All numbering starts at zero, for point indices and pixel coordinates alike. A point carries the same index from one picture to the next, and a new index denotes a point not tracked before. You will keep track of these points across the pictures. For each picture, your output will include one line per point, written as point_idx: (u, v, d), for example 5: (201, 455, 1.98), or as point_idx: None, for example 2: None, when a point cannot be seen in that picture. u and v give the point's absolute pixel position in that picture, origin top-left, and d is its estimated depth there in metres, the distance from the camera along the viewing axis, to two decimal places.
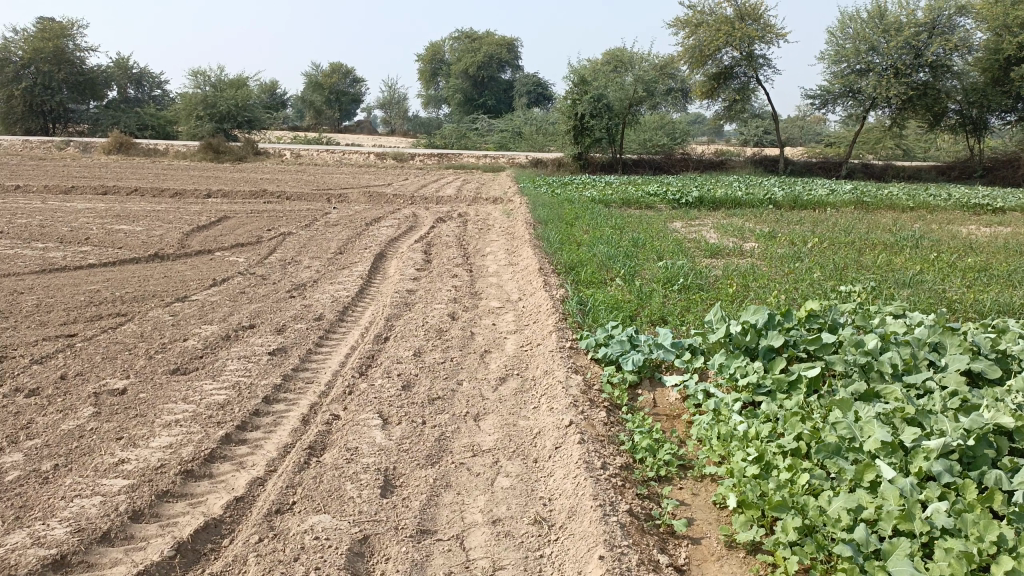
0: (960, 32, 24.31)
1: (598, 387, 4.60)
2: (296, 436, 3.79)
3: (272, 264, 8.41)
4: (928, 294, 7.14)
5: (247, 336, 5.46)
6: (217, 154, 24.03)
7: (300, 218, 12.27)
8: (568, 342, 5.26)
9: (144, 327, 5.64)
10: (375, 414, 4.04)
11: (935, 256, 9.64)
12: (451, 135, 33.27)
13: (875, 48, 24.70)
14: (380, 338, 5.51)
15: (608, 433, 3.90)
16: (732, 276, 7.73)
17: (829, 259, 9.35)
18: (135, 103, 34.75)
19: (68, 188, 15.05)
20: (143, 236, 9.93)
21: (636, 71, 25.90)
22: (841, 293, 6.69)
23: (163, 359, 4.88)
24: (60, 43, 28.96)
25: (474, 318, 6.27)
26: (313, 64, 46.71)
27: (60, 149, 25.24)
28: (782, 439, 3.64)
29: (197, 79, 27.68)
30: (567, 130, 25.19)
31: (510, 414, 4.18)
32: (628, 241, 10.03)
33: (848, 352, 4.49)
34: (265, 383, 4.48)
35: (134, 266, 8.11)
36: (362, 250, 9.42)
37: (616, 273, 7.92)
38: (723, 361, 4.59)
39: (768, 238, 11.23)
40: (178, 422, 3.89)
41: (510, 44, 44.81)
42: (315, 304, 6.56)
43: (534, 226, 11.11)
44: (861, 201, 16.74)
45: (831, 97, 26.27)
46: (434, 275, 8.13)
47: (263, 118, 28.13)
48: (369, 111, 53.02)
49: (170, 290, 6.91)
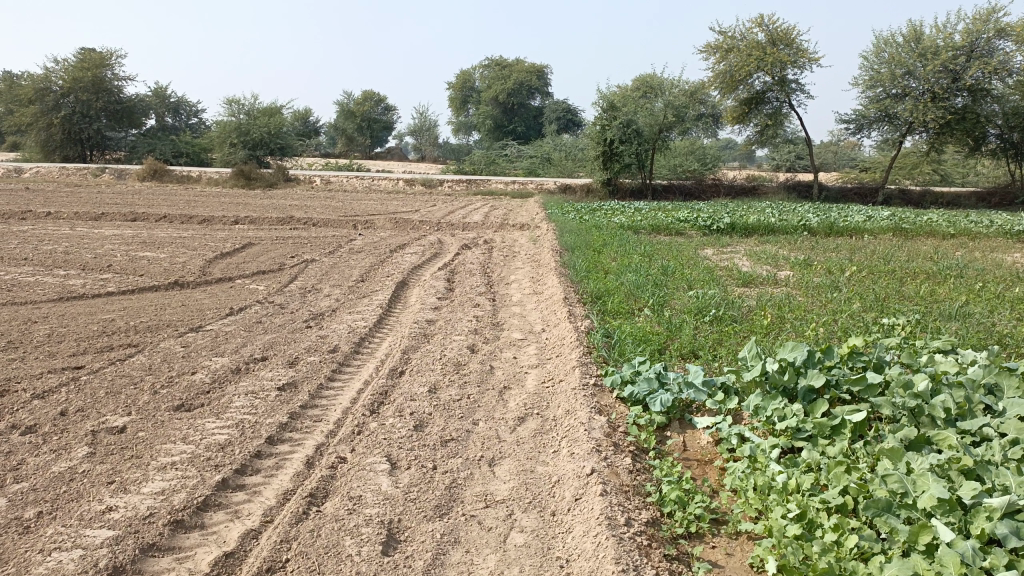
0: (999, 54, 23.71)
1: (623, 429, 4.29)
2: (297, 482, 3.54)
3: (292, 292, 8.25)
4: (977, 328, 6.73)
5: (257, 369, 5.25)
6: (248, 181, 24.22)
7: (324, 244, 12.16)
8: (593, 379, 4.97)
9: (154, 358, 5.46)
10: (383, 458, 3.78)
11: (980, 285, 9.19)
12: (480, 161, 33.31)
13: (911, 72, 24.18)
14: (395, 373, 5.25)
15: (633, 483, 3.58)
16: (766, 307, 7.39)
17: (868, 289, 8.96)
18: (172, 131, 35.36)
19: (98, 215, 15.14)
20: (165, 263, 9.86)
21: (666, 96, 25.71)
22: (883, 327, 6.34)
23: (167, 394, 4.68)
24: (98, 72, 29.57)
25: (494, 350, 6.00)
26: (346, 93, 47.35)
27: (95, 176, 25.64)
28: (826, 494, 3.31)
29: (232, 106, 28.08)
30: (596, 156, 24.99)
31: (527, 459, 3.89)
32: (657, 269, 9.73)
33: (896, 395, 4.15)
34: (270, 422, 4.24)
35: (153, 294, 7.99)
36: (384, 278, 9.24)
37: (645, 303, 7.62)
38: (759, 403, 4.26)
39: (804, 267, 10.83)
40: (174, 465, 3.66)
41: (540, 71, 45.02)
42: (331, 334, 6.34)
43: (560, 254, 10.85)
44: (899, 227, 16.24)
45: (866, 122, 25.79)
46: (456, 304, 7.90)
47: (295, 145, 28.37)
48: (400, 139, 53.47)
49: (186, 319, 6.76)
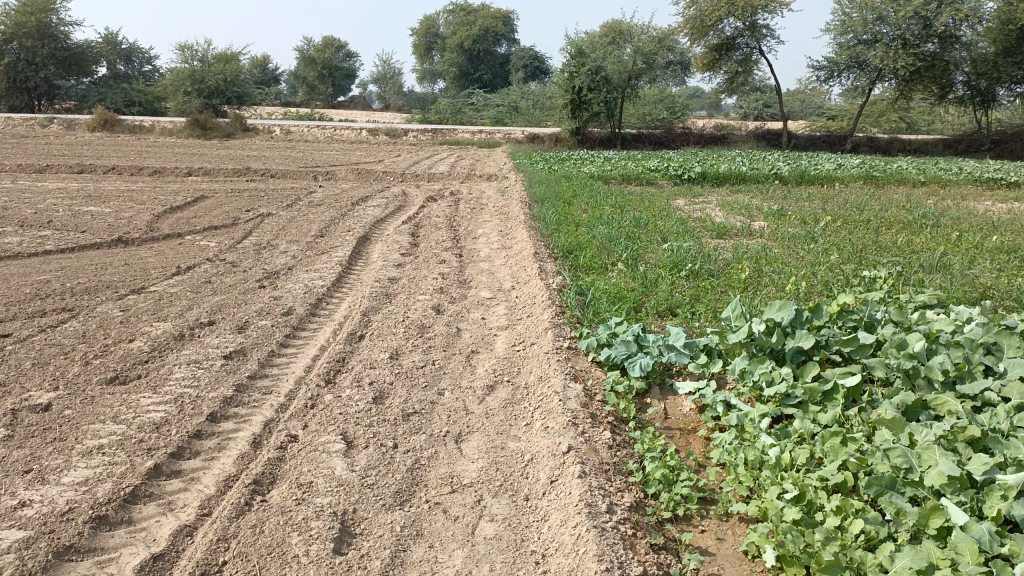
0: (971, 1, 23.46)
1: (600, 398, 3.97)
2: (240, 466, 3.18)
3: (246, 249, 7.76)
4: (961, 280, 6.50)
5: (202, 335, 4.82)
6: (204, 131, 23.24)
7: (282, 197, 11.59)
8: (566, 342, 4.63)
9: (89, 324, 5.00)
10: (338, 437, 3.41)
11: (957, 234, 9.01)
12: (446, 110, 32.42)
13: (883, 18, 23.83)
14: (354, 337, 4.86)
15: (614, 460, 3.27)
16: (743, 260, 7.09)
17: (845, 239, 8.72)
18: (125, 79, 33.89)
19: (42, 167, 14.30)
20: (110, 219, 9.25)
21: (635, 42, 25.10)
22: (866, 280, 6.08)
23: (100, 365, 4.25)
24: (42, 16, 27.97)
25: (461, 311, 5.63)
26: (306, 39, 45.78)
27: (42, 126, 24.41)
28: (824, 470, 3.04)
29: (185, 52, 26.89)
30: (565, 104, 24.44)
31: (498, 433, 3.56)
32: (630, 220, 9.41)
33: (890, 356, 3.87)
34: (213, 396, 3.84)
35: (95, 252, 7.46)
36: (344, 233, 8.76)
37: (618, 257, 7.28)
38: (745, 367, 3.95)
39: (778, 217, 10.57)
40: (101, 449, 3.26)
41: (506, 17, 43.84)
42: (285, 295, 5.90)
43: (529, 205, 10.47)
44: (869, 175, 16.07)
45: (836, 69, 25.46)
46: (420, 260, 7.48)
47: (253, 93, 27.32)
48: (364, 87, 52.16)
49: (128, 280, 6.26)
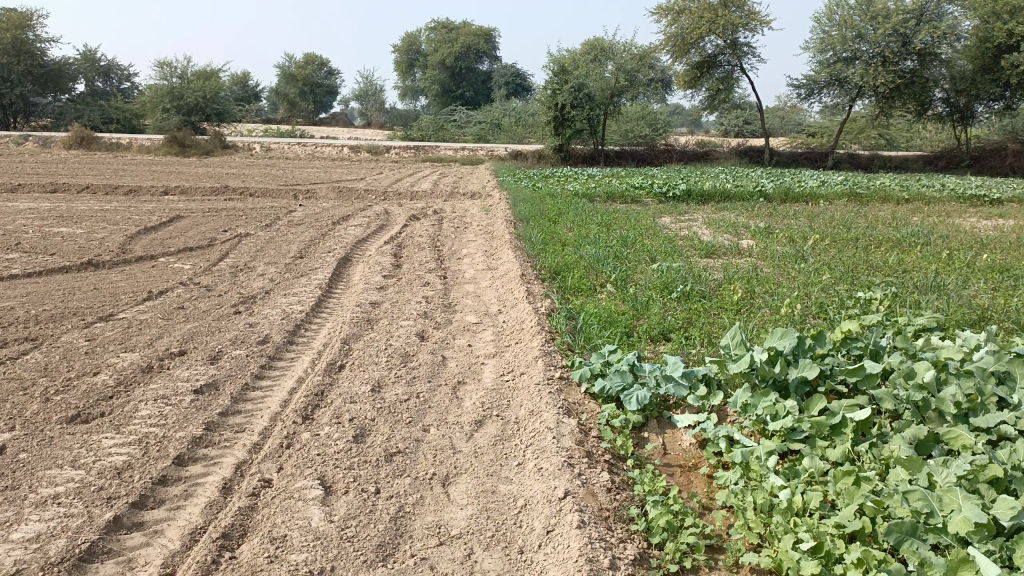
0: (948, 19, 23.79)
1: (595, 433, 3.75)
2: (208, 516, 2.93)
3: (222, 272, 7.49)
4: (957, 301, 6.34)
5: (173, 367, 4.55)
6: (183, 148, 22.91)
7: (261, 216, 11.31)
8: (558, 372, 4.41)
9: (51, 356, 4.71)
10: (316, 482, 3.16)
11: (948, 253, 8.90)
12: (428, 126, 32.28)
13: (862, 35, 24.00)
14: (334, 368, 4.61)
15: (614, 505, 3.04)
16: (735, 281, 6.91)
17: (835, 258, 8.58)
18: (103, 96, 33.48)
19: (14, 186, 13.93)
20: (81, 240, 8.95)
21: (617, 59, 25.09)
22: (862, 301, 5.91)
23: (60, 402, 3.96)
24: (19, 33, 27.48)
25: (446, 338, 5.39)
26: (287, 56, 45.58)
27: (17, 144, 23.96)
28: (839, 515, 2.83)
29: (164, 69, 26.58)
30: (547, 121, 24.37)
31: (487, 475, 3.32)
32: (617, 239, 9.23)
33: (898, 387, 3.67)
34: (181, 436, 3.57)
35: (63, 276, 7.16)
36: (324, 254, 8.51)
37: (607, 278, 7.09)
38: (747, 399, 3.74)
39: (766, 235, 10.44)
40: (56, 499, 2.99)
41: (488, 34, 43.88)
42: (262, 322, 5.63)
43: (514, 224, 10.27)
44: (853, 193, 16.04)
45: (817, 87, 25.57)
46: (403, 283, 7.24)
47: (233, 110, 27.04)
48: (346, 104, 51.98)
49: (96, 306, 5.97)
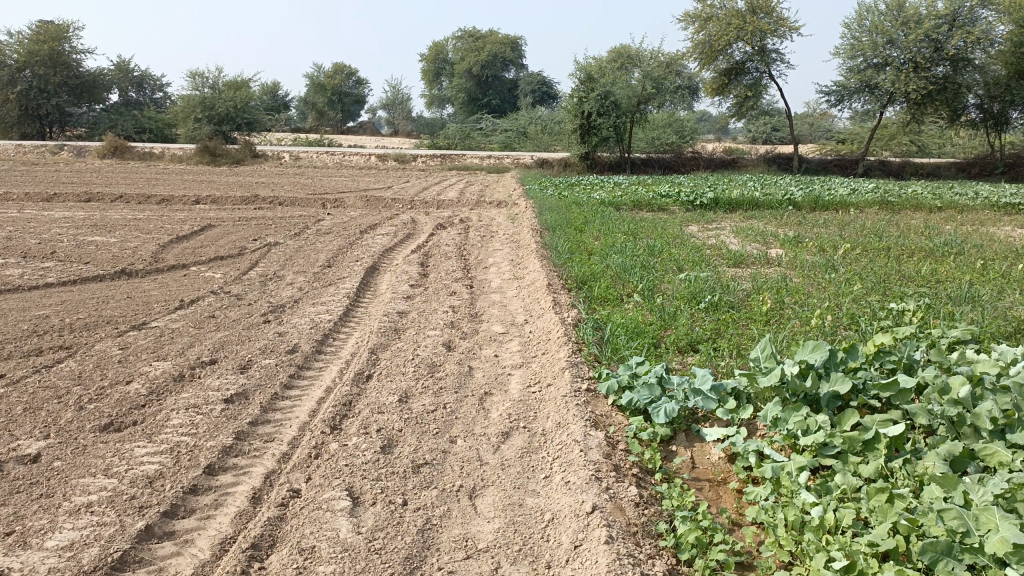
0: (982, 24, 23.32)
1: (623, 446, 3.73)
2: (238, 526, 2.96)
3: (252, 280, 7.58)
4: (992, 312, 6.21)
5: (203, 376, 4.60)
6: (214, 157, 23.24)
7: (289, 225, 11.44)
8: (585, 384, 4.39)
9: (85, 365, 4.79)
10: (344, 493, 3.17)
11: (982, 263, 8.73)
12: (454, 135, 32.43)
13: (893, 41, 23.70)
14: (361, 378, 4.64)
15: (642, 521, 3.02)
16: (763, 291, 6.83)
17: (866, 267, 8.45)
18: (136, 106, 34.10)
19: (50, 196, 14.21)
20: (114, 249, 9.11)
21: (644, 67, 25.02)
22: (894, 313, 5.81)
23: (94, 411, 4.03)
24: (56, 45, 28.07)
25: (473, 348, 5.39)
26: (316, 65, 46.10)
27: (53, 154, 24.45)
28: (872, 534, 2.78)
29: (195, 80, 27.00)
30: (574, 129, 24.37)
31: (514, 488, 3.31)
32: (643, 248, 9.18)
33: (932, 402, 3.60)
34: (211, 446, 3.61)
35: (97, 285, 7.29)
36: (352, 262, 8.57)
37: (633, 288, 7.05)
38: (778, 414, 3.68)
39: (794, 244, 10.33)
40: (89, 507, 3.03)
41: (514, 42, 44.03)
42: (290, 331, 5.68)
43: (540, 233, 10.26)
44: (884, 200, 15.83)
45: (846, 93, 25.28)
46: (430, 292, 7.27)
47: (263, 119, 27.38)
48: (373, 112, 52.45)
49: (128, 315, 6.07)
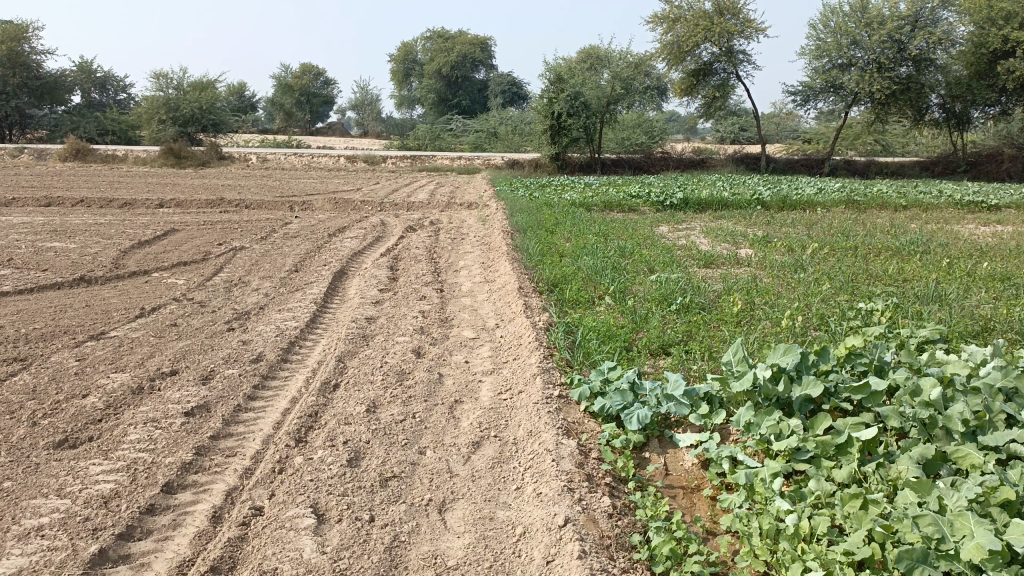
0: (943, 25, 23.77)
1: (595, 455, 3.66)
2: (197, 548, 2.85)
3: (216, 286, 7.40)
4: (959, 311, 6.25)
5: (164, 387, 4.46)
6: (179, 160, 22.83)
7: (256, 229, 11.24)
8: (557, 390, 4.32)
9: (40, 377, 4.61)
10: (308, 510, 3.07)
11: (948, 261, 8.83)
12: (424, 136, 32.26)
13: (857, 42, 24.04)
14: (328, 388, 4.52)
15: (616, 533, 2.96)
16: (734, 292, 6.83)
17: (835, 267, 8.50)
18: (99, 107, 33.44)
19: (8, 200, 13.84)
20: (74, 255, 8.87)
21: (613, 67, 25.07)
22: (863, 313, 5.82)
23: (48, 426, 3.86)
24: (14, 45, 27.41)
25: (442, 354, 5.31)
26: (283, 66, 45.60)
27: (12, 157, 23.87)
28: (848, 542, 2.75)
29: (159, 81, 26.52)
30: (544, 130, 24.35)
31: (485, 500, 3.23)
32: (614, 249, 9.16)
33: (904, 404, 3.57)
34: (170, 462, 3.47)
35: (55, 293, 7.08)
36: (320, 267, 8.42)
37: (605, 290, 7.00)
38: (750, 419, 3.64)
39: (764, 244, 10.37)
40: (40, 531, 2.89)
41: (484, 43, 43.93)
42: (255, 339, 5.54)
43: (511, 235, 10.20)
44: (851, 199, 16.00)
45: (812, 93, 25.56)
46: (399, 297, 7.15)
47: (230, 121, 26.98)
48: (343, 113, 52.00)
49: (87, 324, 5.88)
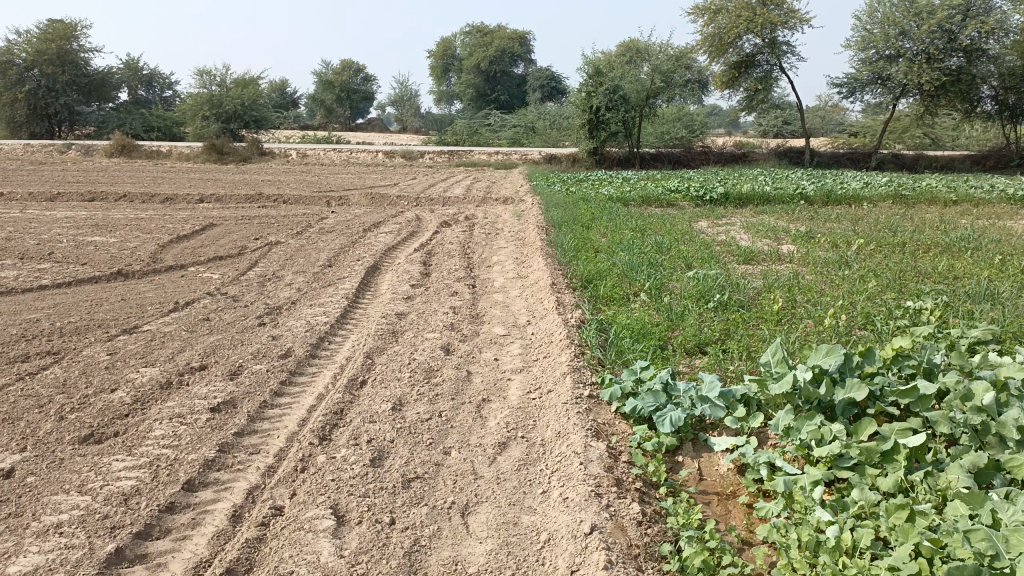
0: (996, 14, 22.94)
1: (626, 458, 3.52)
2: (214, 548, 2.80)
3: (250, 281, 7.42)
4: (1014, 311, 5.93)
5: (191, 383, 4.43)
6: (220, 155, 23.13)
7: (292, 224, 11.30)
8: (587, 390, 4.19)
9: (70, 372, 4.62)
10: (328, 512, 3.00)
11: (1002, 258, 8.45)
12: (463, 131, 32.24)
13: (905, 32, 23.32)
14: (355, 385, 4.45)
15: (645, 542, 2.82)
16: (775, 289, 6.61)
17: (881, 264, 8.20)
18: (145, 104, 34.08)
19: (54, 195, 14.13)
20: (114, 249, 8.98)
21: (652, 60, 24.72)
22: (911, 312, 5.56)
23: (76, 421, 3.86)
24: (63, 44, 28.06)
25: (472, 351, 5.21)
26: (324, 63, 45.98)
27: (61, 152, 24.42)
28: (893, 557, 2.56)
29: (203, 78, 26.91)
30: (582, 124, 24.11)
31: (510, 504, 3.13)
32: (651, 245, 8.98)
33: (954, 409, 3.36)
34: (192, 459, 3.44)
35: (93, 286, 7.17)
36: (353, 262, 8.39)
37: (640, 286, 6.83)
38: (790, 422, 3.45)
39: (807, 239, 10.08)
40: (58, 528, 2.87)
41: (523, 37, 43.80)
42: (285, 334, 5.51)
43: (546, 230, 10.08)
44: (898, 194, 15.51)
45: (858, 85, 24.88)
46: (431, 292, 7.08)
47: (271, 117, 27.27)
48: (382, 109, 52.31)
49: (121, 318, 5.92)
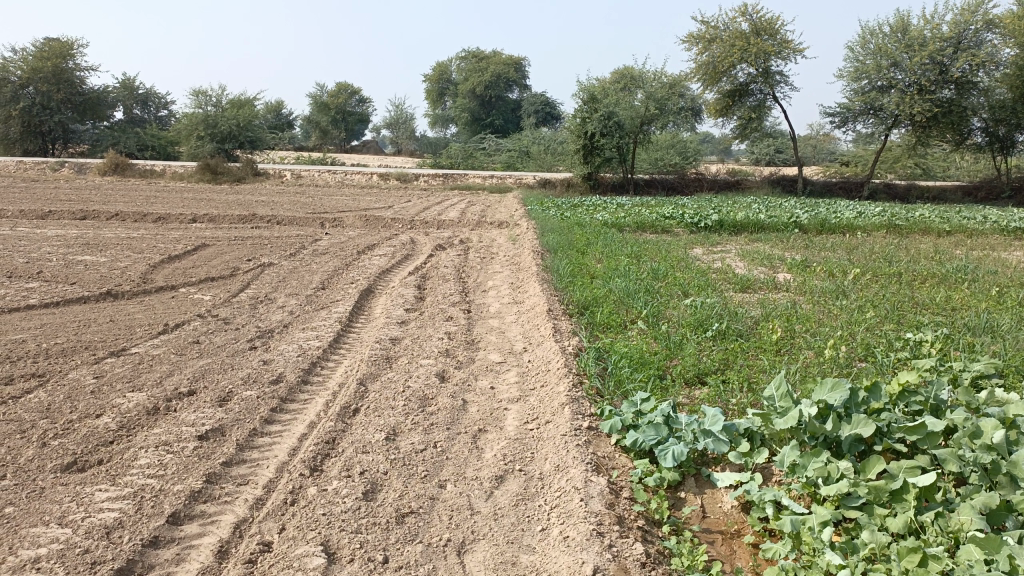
0: (987, 47, 23.24)
1: (627, 494, 3.42)
2: None
3: (242, 303, 7.31)
4: (1014, 345, 5.86)
5: (179, 408, 4.31)
6: (215, 175, 23.04)
7: (286, 245, 11.21)
8: (586, 422, 4.09)
9: (54, 396, 4.49)
10: (318, 549, 2.88)
11: (998, 290, 8.42)
12: (457, 154, 32.32)
13: (897, 63, 23.60)
14: (348, 413, 4.33)
15: None
16: (773, 318, 6.54)
17: (879, 294, 8.14)
18: (140, 123, 34.02)
19: (45, 213, 14.00)
20: (104, 269, 8.86)
21: (647, 88, 24.84)
22: (912, 344, 5.50)
23: (58, 448, 3.73)
24: (59, 62, 28.04)
25: (468, 378, 5.10)
26: (320, 85, 46.20)
27: (54, 170, 24.30)
28: None
29: (198, 98, 26.92)
30: (577, 149, 24.18)
31: (507, 542, 3.02)
32: (647, 271, 8.92)
33: (963, 447, 3.27)
34: (178, 490, 3.31)
35: (81, 306, 7.04)
36: (346, 285, 8.29)
37: (638, 314, 6.75)
38: (796, 459, 3.36)
39: (803, 268, 10.04)
40: (35, 563, 2.74)
41: (518, 63, 44.17)
42: (277, 359, 5.40)
43: (542, 255, 10.02)
44: (892, 223, 15.55)
45: (851, 114, 25.06)
46: (425, 317, 6.98)
47: (266, 137, 27.27)
48: (377, 131, 52.53)
49: (109, 340, 5.80)
